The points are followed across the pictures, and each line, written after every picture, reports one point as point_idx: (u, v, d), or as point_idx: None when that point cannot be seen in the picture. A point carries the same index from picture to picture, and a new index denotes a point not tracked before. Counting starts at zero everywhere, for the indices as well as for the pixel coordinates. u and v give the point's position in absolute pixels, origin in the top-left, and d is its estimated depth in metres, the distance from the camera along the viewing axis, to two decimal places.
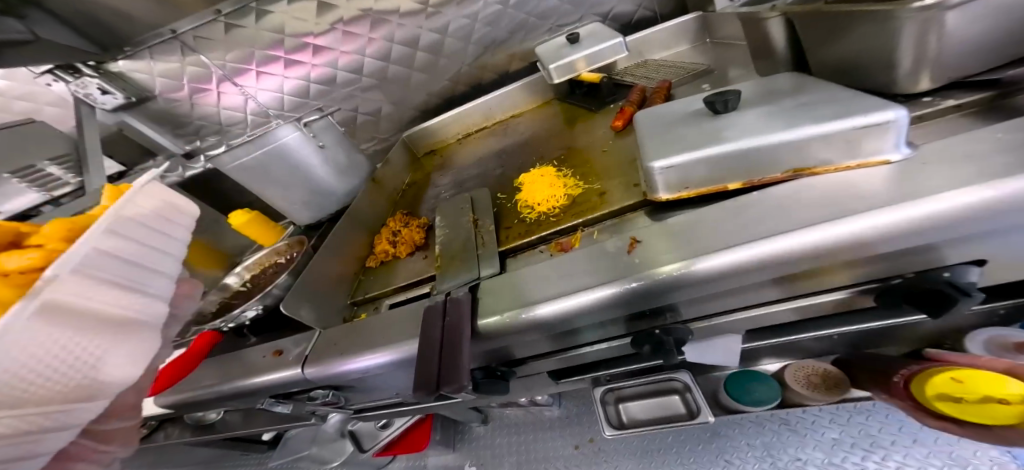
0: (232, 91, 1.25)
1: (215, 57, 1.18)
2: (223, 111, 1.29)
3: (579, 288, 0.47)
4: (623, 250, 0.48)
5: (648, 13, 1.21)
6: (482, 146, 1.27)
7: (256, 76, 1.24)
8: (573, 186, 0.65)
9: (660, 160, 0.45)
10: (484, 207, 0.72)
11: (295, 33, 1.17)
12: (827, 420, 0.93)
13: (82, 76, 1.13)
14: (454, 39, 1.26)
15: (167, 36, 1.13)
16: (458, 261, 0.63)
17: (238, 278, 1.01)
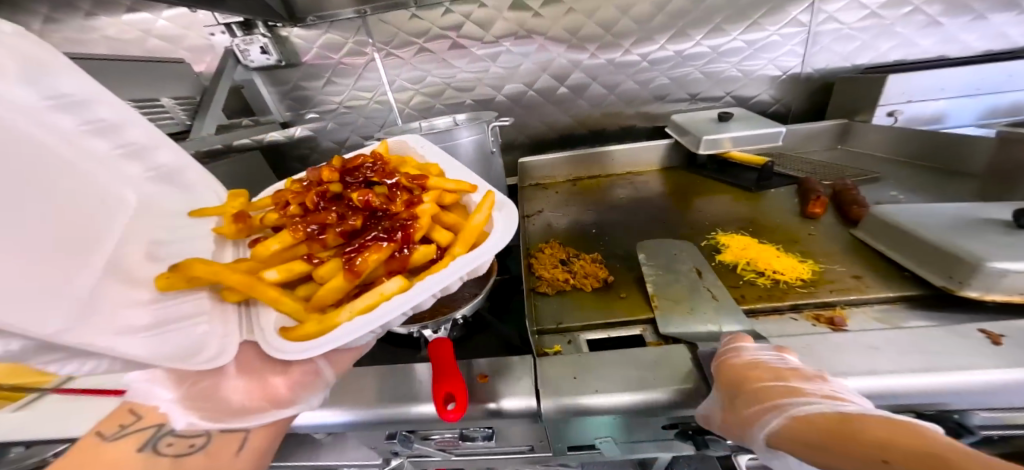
0: (376, 73, 1.19)
1: (376, 42, 1.14)
2: (352, 91, 1.21)
3: (940, 368, 0.43)
4: (988, 340, 0.46)
5: (783, 109, 1.25)
6: (606, 189, 1.22)
7: (401, 65, 1.20)
8: (810, 262, 0.65)
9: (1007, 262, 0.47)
10: (695, 260, 0.70)
11: (464, 34, 1.17)
12: None
13: (254, 33, 0.96)
14: (601, 84, 1.27)
15: (348, 16, 1.10)
16: (698, 310, 0.59)
17: None
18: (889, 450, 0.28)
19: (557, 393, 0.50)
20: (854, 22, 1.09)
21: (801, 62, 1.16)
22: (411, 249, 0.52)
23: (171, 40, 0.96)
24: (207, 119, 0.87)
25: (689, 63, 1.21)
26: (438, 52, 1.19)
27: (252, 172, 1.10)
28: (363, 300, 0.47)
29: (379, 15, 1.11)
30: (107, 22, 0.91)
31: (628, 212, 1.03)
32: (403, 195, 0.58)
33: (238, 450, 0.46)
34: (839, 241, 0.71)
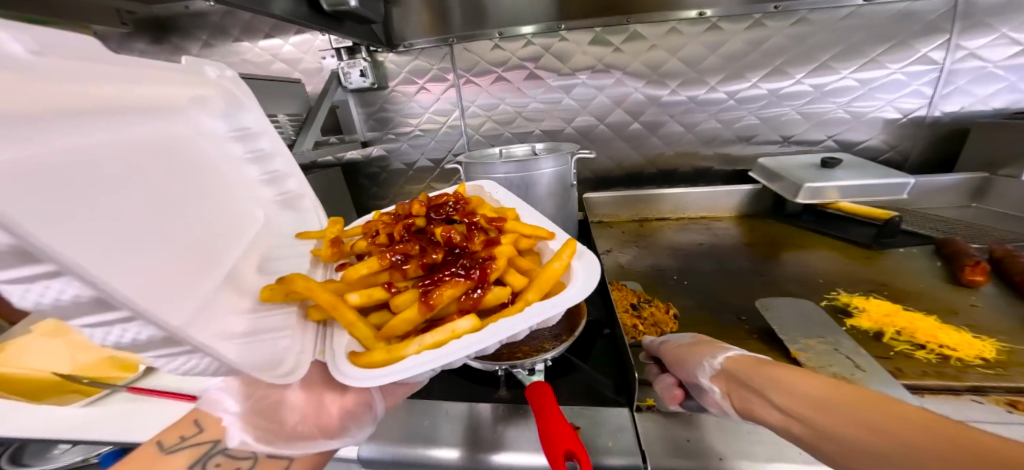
0: (453, 98, 1.25)
1: (460, 70, 1.22)
2: (429, 115, 1.27)
3: None
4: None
5: (898, 156, 1.10)
6: (682, 234, 1.12)
7: (478, 92, 1.25)
8: (988, 339, 0.52)
9: None
10: (823, 323, 0.59)
11: (543, 66, 1.21)
12: None
13: (357, 57, 1.06)
14: (679, 123, 1.22)
15: (438, 45, 1.18)
16: (859, 379, 0.48)
17: None
18: (796, 396, 0.38)
19: (674, 458, 0.44)
20: (1000, 59, 0.97)
21: (929, 104, 1.03)
22: (488, 287, 0.47)
23: (291, 63, 1.08)
24: (308, 135, 0.93)
25: (784, 102, 1.13)
26: (515, 81, 1.23)
27: (328, 189, 1.15)
28: (438, 330, 0.41)
29: (464, 44, 1.19)
30: (245, 47, 1.05)
31: (713, 261, 0.92)
32: (482, 234, 0.55)
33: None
34: (1018, 320, 0.56)
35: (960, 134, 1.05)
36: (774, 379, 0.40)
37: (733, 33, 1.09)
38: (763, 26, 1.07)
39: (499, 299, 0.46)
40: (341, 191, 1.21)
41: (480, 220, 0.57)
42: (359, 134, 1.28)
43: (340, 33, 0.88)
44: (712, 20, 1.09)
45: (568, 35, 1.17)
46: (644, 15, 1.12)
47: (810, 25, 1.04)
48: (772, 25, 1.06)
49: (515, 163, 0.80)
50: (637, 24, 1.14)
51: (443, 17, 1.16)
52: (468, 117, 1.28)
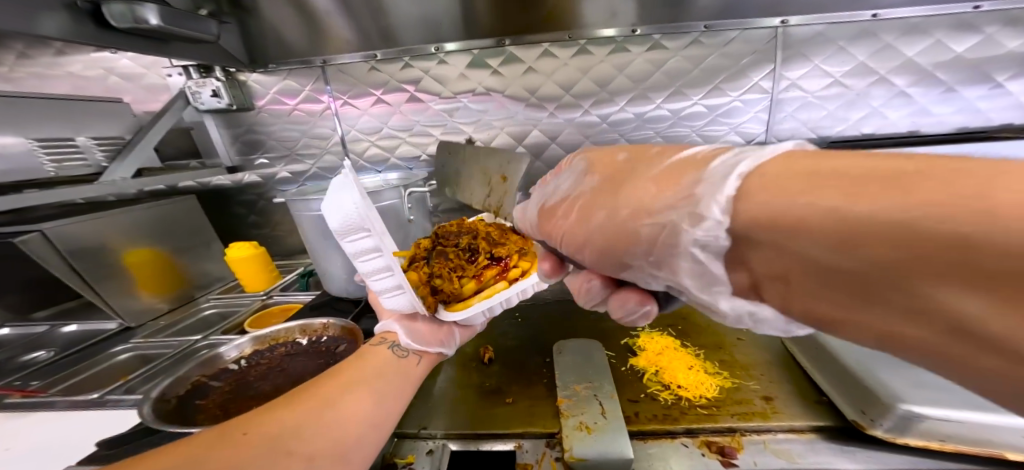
0: (331, 121, 1.21)
1: (335, 90, 1.18)
2: (306, 139, 1.22)
3: None
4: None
5: None
6: None
7: (358, 115, 1.22)
8: (725, 376, 0.54)
9: (912, 406, 0.38)
10: (597, 366, 0.60)
11: (423, 88, 1.19)
12: None
13: (208, 76, 1.00)
14: (560, 147, 1.26)
15: (313, 64, 1.15)
16: (597, 428, 0.48)
17: (239, 353, 0.67)
18: (836, 219, 0.22)
19: None
20: (819, 91, 1.09)
21: (767, 130, 1.15)
22: (511, 268, 0.69)
23: (131, 78, 1.00)
24: (124, 163, 0.84)
25: (650, 126, 1.21)
26: (395, 103, 1.21)
27: (185, 218, 1.01)
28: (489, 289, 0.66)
29: (337, 64, 1.16)
30: (76, 62, 0.97)
31: (562, 291, 0.93)
32: (506, 236, 0.75)
33: (419, 363, 0.58)
34: (773, 351, 0.58)
35: None
36: (808, 216, 0.23)
37: (602, 58, 1.14)
38: (626, 52, 1.13)
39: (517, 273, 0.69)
40: (207, 221, 1.07)
41: (494, 231, 0.74)
42: (227, 160, 1.20)
43: (161, 53, 0.83)
44: (581, 43, 1.13)
45: (446, 58, 1.16)
46: (515, 39, 1.13)
47: (664, 52, 1.12)
48: (635, 51, 1.13)
49: None
50: (512, 46, 1.15)
51: (314, 36, 1.13)
52: (350, 140, 1.24)
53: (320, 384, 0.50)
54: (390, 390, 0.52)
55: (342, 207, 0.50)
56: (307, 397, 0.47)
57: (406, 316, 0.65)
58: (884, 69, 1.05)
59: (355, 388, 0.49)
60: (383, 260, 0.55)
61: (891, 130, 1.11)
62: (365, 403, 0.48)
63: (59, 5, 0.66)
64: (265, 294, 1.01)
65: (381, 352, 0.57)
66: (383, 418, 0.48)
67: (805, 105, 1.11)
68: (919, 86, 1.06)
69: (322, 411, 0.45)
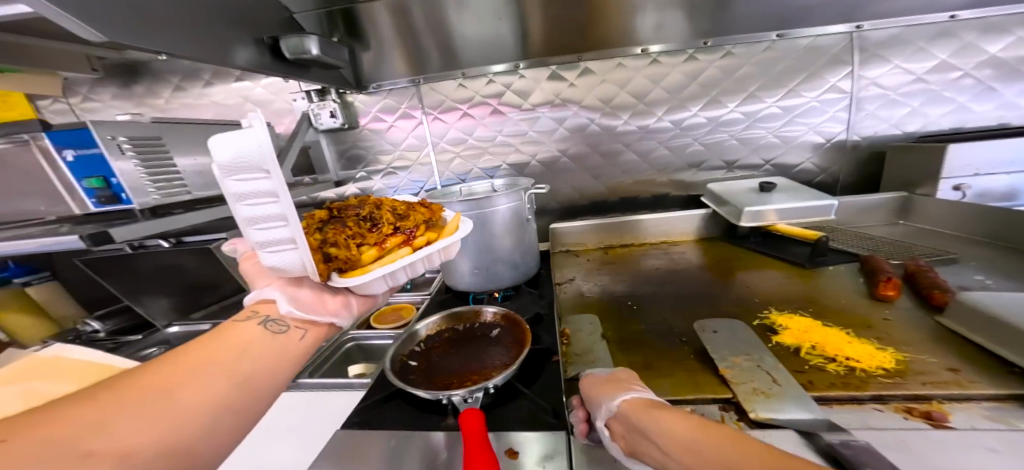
0: (422, 135, 1.32)
1: (427, 107, 1.29)
2: (400, 152, 1.33)
3: None
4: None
5: (830, 178, 1.25)
6: (643, 259, 1.18)
7: (447, 129, 1.32)
8: (890, 351, 0.57)
9: None
10: (749, 342, 0.64)
11: (506, 102, 1.29)
12: None
13: (327, 99, 1.12)
14: (635, 152, 1.32)
15: (406, 85, 1.27)
16: (776, 393, 0.52)
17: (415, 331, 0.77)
18: None
19: None
20: (896, 89, 1.14)
21: (845, 129, 1.19)
22: (416, 237, 0.64)
23: (262, 104, 1.13)
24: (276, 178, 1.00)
25: (724, 130, 1.26)
26: (479, 116, 1.30)
27: None
28: (390, 255, 0.60)
29: (430, 83, 1.27)
30: (218, 91, 1.10)
31: (663, 285, 0.98)
32: (411, 209, 0.69)
33: (300, 338, 0.54)
34: (927, 331, 0.61)
35: (877, 156, 1.20)
36: None
37: (675, 66, 1.21)
38: (698, 60, 1.20)
39: (421, 243, 0.64)
40: None
41: (399, 204, 0.69)
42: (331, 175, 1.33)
43: (309, 78, 0.96)
44: (654, 55, 1.21)
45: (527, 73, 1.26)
46: (595, 53, 1.22)
47: (735, 58, 1.19)
48: (706, 58, 1.20)
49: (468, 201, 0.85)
50: (588, 60, 1.24)
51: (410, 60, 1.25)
52: (438, 153, 1.34)
53: (151, 365, 0.44)
54: (254, 370, 0.48)
55: (242, 141, 0.40)
56: (133, 382, 0.41)
57: (289, 283, 0.60)
58: (962, 65, 1.09)
59: (208, 369, 0.45)
60: (278, 209, 0.45)
61: (975, 125, 1.14)
62: (215, 386, 0.43)
63: (250, 41, 0.78)
64: None
65: (247, 329, 0.52)
66: (240, 400, 0.45)
67: (882, 102, 1.15)
68: (1001, 81, 1.09)
69: (147, 403, 0.39)
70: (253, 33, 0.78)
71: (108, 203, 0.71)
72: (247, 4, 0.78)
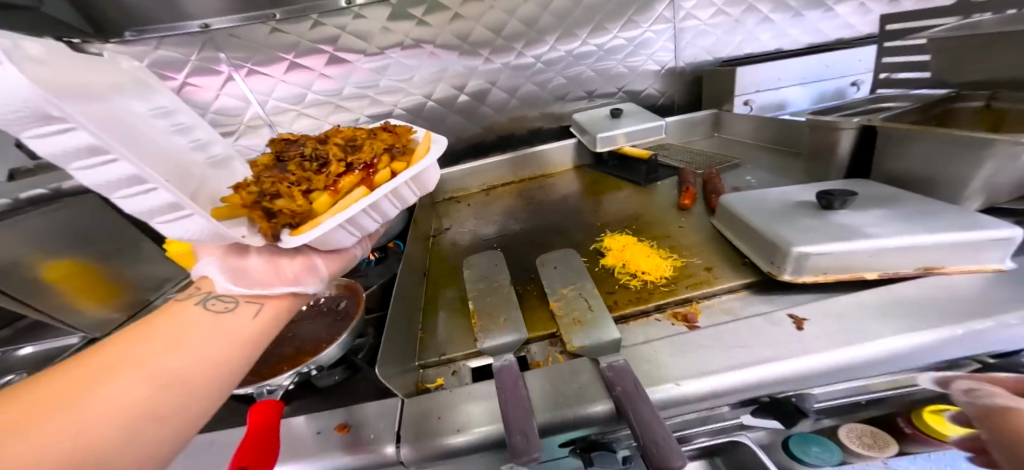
0: (240, 92, 1.06)
1: (235, 57, 1.02)
2: (217, 115, 1.07)
3: (750, 363, 0.43)
4: (794, 325, 0.47)
5: (669, 101, 1.39)
6: (515, 198, 1.20)
7: (274, 83, 1.08)
8: (673, 259, 0.68)
9: (805, 247, 0.49)
10: (577, 270, 0.70)
11: (344, 47, 1.08)
12: None
13: None
14: (501, 90, 1.27)
15: (193, 29, 0.97)
16: (587, 320, 0.59)
17: None
18: None
19: (412, 438, 0.45)
20: (709, 18, 1.25)
21: (674, 56, 1.30)
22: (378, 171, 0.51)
23: None
24: None
25: (580, 63, 1.28)
26: (316, 67, 1.08)
27: (97, 221, 0.88)
28: (343, 200, 0.47)
29: (233, 28, 0.99)
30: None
31: (534, 220, 1.02)
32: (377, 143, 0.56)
33: (254, 314, 0.41)
34: (705, 232, 0.75)
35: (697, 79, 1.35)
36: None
37: None
38: None
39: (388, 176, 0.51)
40: (123, 219, 0.94)
41: (354, 140, 0.56)
42: None
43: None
44: None
45: (364, 10, 1.06)
46: None
47: None
48: None
49: None
50: None
51: None
52: (272, 111, 1.11)
53: (67, 368, 0.32)
54: (196, 359, 0.35)
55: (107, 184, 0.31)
56: (23, 394, 0.29)
57: (236, 253, 0.46)
58: None
59: (129, 364, 0.32)
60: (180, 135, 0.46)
61: (761, 48, 1.33)
62: (141, 382, 0.31)
63: None
64: None
65: (185, 312, 0.39)
66: (178, 401, 0.33)
67: (702, 31, 1.28)
68: (779, 7, 1.27)
69: (53, 411, 0.28)
70: None
71: None
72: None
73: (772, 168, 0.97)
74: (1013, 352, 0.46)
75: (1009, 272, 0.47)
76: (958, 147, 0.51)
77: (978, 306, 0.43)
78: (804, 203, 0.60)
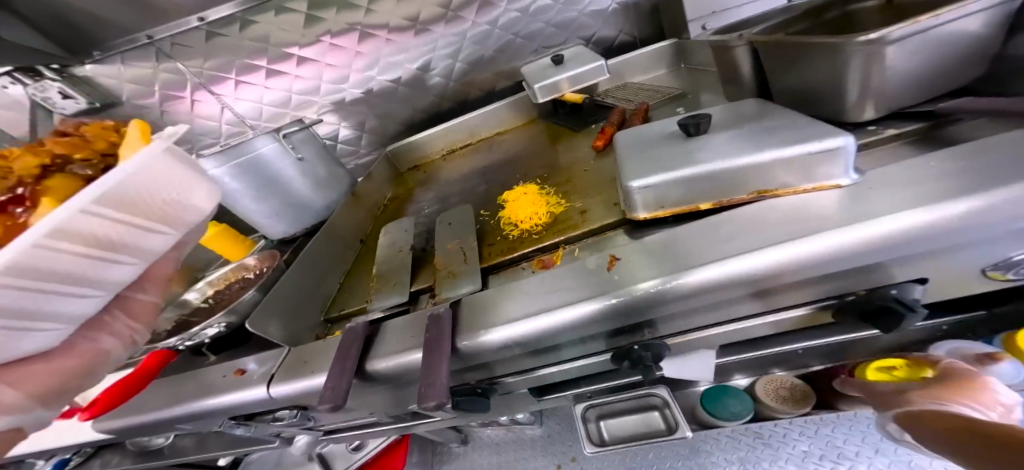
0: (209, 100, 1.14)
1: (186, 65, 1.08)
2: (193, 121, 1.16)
3: (551, 308, 0.46)
4: (604, 267, 0.47)
5: (630, 38, 1.26)
6: (465, 162, 1.19)
7: (232, 86, 1.13)
8: (557, 205, 0.67)
9: (639, 180, 0.47)
10: (465, 225, 0.71)
11: (281, 43, 1.10)
12: (794, 431, 0.80)
13: (43, 80, 0.98)
14: (444, 57, 1.22)
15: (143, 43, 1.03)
16: (458, 271, 0.62)
17: (199, 294, 0.90)
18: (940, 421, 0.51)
19: (284, 378, 0.58)
20: None
21: None
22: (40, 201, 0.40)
23: None
24: None
25: (524, 15, 1.18)
26: (262, 65, 1.12)
27: None
28: None
29: (175, 38, 1.04)
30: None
31: (470, 182, 1.04)
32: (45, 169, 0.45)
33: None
34: (604, 172, 0.71)
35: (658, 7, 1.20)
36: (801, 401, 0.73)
37: None
38: None
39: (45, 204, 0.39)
40: None
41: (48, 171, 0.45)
42: None
43: None
44: None
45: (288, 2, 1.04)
46: None
47: None
48: None
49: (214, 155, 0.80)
50: None
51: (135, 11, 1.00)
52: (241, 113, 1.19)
53: None
54: None
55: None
56: None
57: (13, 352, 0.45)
58: None
59: None
60: None
61: None
62: None
63: None
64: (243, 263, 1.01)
65: None
66: None
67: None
68: None
69: None
70: None
71: None
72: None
73: (707, 99, 0.87)
74: (878, 288, 0.40)
75: (850, 185, 0.40)
76: (818, 49, 0.44)
77: (803, 226, 0.39)
78: (671, 133, 0.56)
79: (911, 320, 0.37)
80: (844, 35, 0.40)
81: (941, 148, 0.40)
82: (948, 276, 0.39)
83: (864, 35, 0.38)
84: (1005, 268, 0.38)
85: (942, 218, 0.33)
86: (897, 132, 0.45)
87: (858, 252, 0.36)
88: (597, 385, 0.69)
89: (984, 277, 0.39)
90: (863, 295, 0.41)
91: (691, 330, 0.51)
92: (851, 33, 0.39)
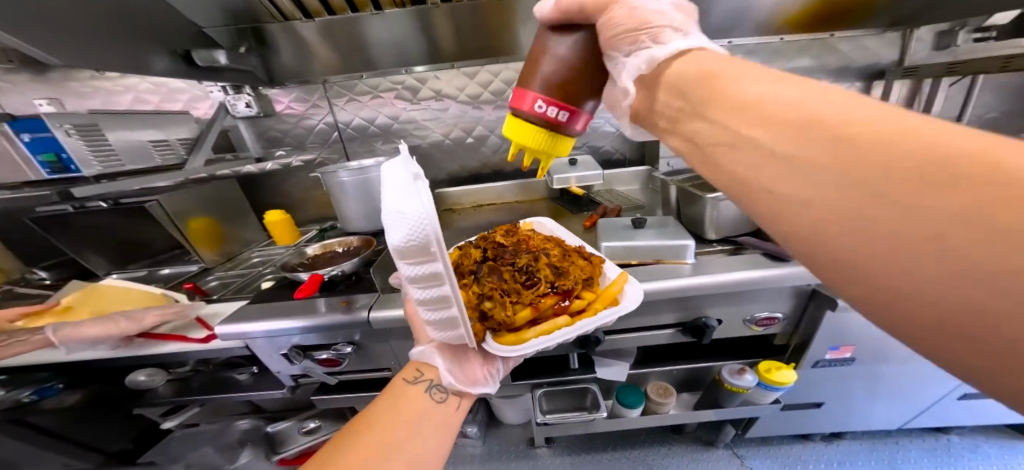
0: (331, 121, 1.61)
1: (327, 95, 1.56)
2: (312, 134, 1.62)
3: None
4: None
5: (622, 156, 1.84)
6: (490, 214, 1.65)
7: (351, 117, 1.61)
8: None
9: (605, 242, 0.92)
10: None
11: (398, 96, 1.60)
12: (674, 467, 1.17)
13: (242, 93, 1.46)
14: (497, 137, 1.76)
15: (313, 81, 1.54)
16: None
17: (312, 250, 1.22)
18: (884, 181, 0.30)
19: (380, 308, 0.91)
20: None
21: None
22: (571, 301, 0.67)
23: (182, 91, 1.43)
24: (199, 156, 1.27)
25: None
26: (378, 109, 1.61)
27: (228, 195, 1.44)
28: (548, 324, 0.64)
29: (335, 82, 1.54)
30: (135, 81, 1.38)
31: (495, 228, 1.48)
32: (571, 259, 0.73)
33: (457, 407, 0.60)
34: (588, 240, 1.17)
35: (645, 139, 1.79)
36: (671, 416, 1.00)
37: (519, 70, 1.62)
38: None
39: (579, 307, 0.67)
40: (240, 196, 1.49)
41: (557, 254, 0.72)
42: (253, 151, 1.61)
43: (220, 79, 1.26)
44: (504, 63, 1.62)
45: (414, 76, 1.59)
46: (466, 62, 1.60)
47: None
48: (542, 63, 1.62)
49: (353, 170, 1.18)
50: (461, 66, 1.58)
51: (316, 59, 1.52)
52: (346, 136, 1.64)
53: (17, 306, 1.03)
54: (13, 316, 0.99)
55: (406, 215, 0.44)
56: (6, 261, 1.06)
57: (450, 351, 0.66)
58: None
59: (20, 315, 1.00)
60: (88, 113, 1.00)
61: None
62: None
63: (163, 51, 1.05)
64: (292, 245, 1.48)
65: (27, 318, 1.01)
66: None
67: None
68: None
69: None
70: (169, 47, 1.07)
71: (60, 172, 0.99)
72: (162, 22, 1.06)
73: (659, 212, 1.38)
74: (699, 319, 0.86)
75: (691, 263, 0.86)
76: (694, 197, 0.95)
77: (675, 273, 0.84)
78: (627, 224, 1.03)
79: (708, 333, 0.83)
80: (705, 193, 0.90)
81: (738, 255, 0.87)
82: (728, 319, 0.87)
83: (710, 195, 0.88)
84: (755, 322, 0.87)
85: (722, 279, 0.80)
86: (723, 248, 0.93)
87: (691, 288, 0.81)
88: (550, 378, 1.00)
89: (750, 327, 0.88)
90: (703, 318, 0.85)
91: (614, 332, 0.92)
92: (707, 193, 0.90)
